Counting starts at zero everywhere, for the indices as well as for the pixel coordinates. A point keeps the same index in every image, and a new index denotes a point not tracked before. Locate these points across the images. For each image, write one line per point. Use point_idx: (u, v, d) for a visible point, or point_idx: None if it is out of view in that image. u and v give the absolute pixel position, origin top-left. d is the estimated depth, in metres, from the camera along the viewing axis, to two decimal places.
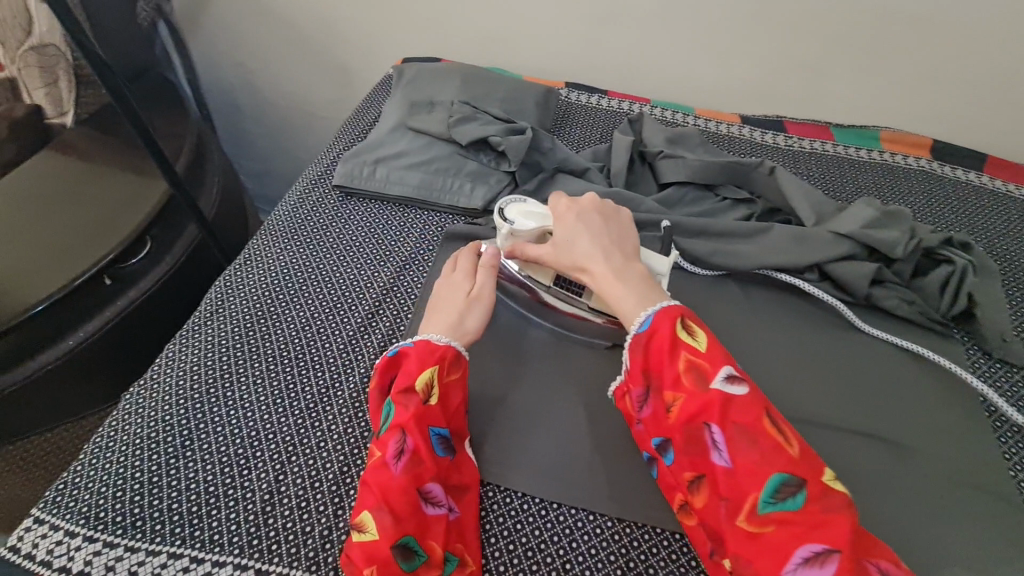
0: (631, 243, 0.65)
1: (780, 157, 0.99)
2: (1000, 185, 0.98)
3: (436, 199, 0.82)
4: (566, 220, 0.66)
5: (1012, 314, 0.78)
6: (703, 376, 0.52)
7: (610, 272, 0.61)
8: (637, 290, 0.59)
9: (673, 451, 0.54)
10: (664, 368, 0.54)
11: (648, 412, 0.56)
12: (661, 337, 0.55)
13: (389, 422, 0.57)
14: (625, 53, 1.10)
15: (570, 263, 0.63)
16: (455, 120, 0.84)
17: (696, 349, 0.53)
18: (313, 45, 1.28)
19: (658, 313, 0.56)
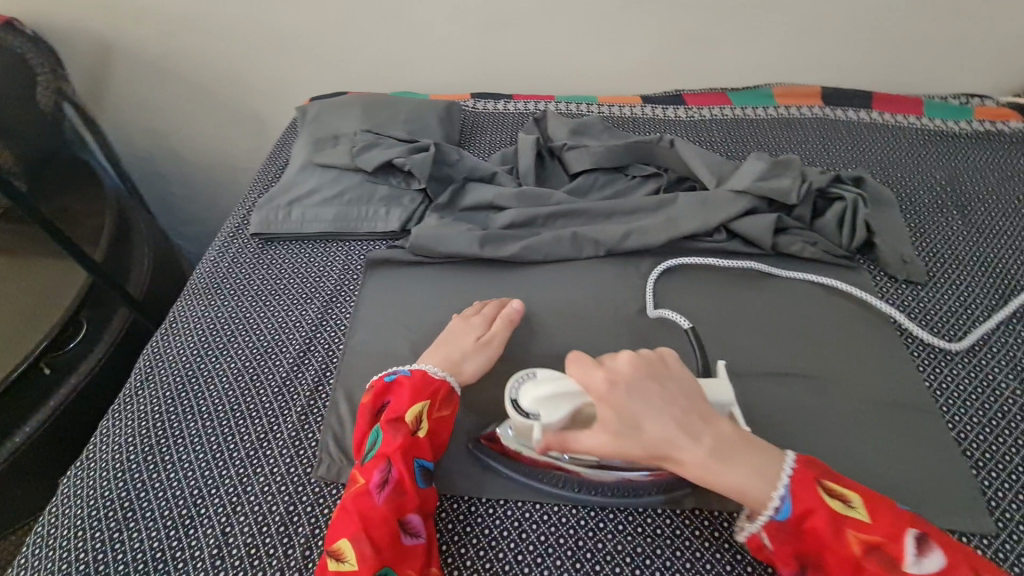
0: (697, 394, 0.56)
1: (683, 129, 1.03)
2: (890, 117, 1.03)
3: (354, 228, 0.83)
4: (619, 402, 0.53)
5: (913, 236, 0.83)
6: (889, 557, 0.47)
7: (706, 455, 0.52)
8: (748, 467, 0.51)
9: None
10: (830, 549, 0.49)
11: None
12: (820, 518, 0.49)
13: (374, 452, 0.58)
14: (523, 56, 1.13)
15: (650, 453, 0.53)
16: (359, 149, 0.86)
17: (862, 522, 0.49)
18: (225, 100, 1.29)
19: (800, 491, 0.50)
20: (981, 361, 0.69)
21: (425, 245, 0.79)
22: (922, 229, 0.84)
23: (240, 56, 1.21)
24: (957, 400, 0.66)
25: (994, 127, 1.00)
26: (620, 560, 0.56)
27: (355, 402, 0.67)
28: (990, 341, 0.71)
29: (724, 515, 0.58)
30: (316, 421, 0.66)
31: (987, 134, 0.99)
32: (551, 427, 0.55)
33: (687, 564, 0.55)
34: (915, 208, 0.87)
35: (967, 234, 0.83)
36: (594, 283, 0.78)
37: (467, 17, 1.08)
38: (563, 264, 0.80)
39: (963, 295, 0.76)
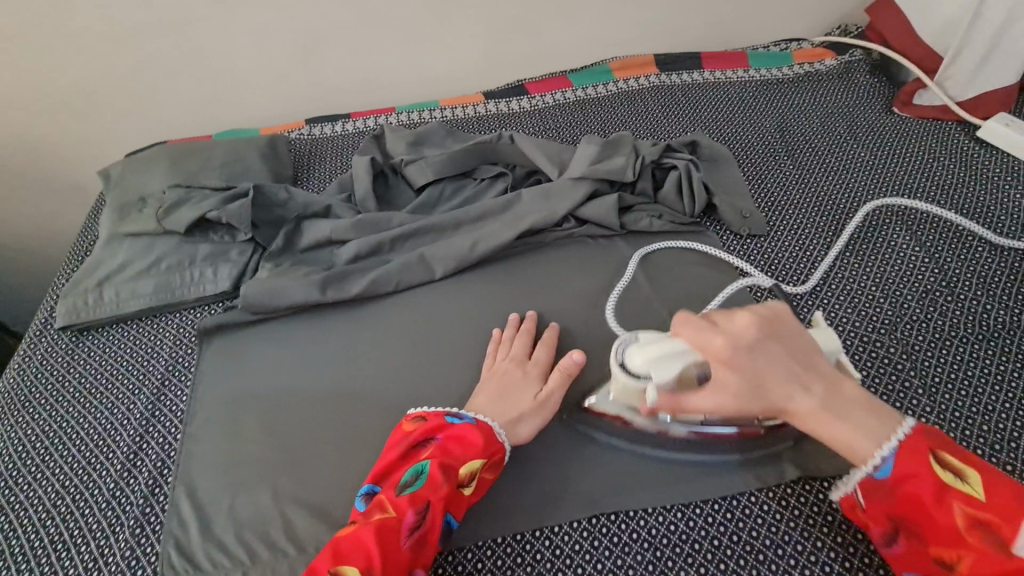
0: (809, 343, 0.50)
1: (527, 121, 1.00)
2: (719, 74, 1.06)
3: (179, 297, 0.74)
4: (737, 361, 0.47)
5: (751, 187, 0.85)
6: (997, 535, 0.41)
7: (824, 407, 0.47)
8: (864, 422, 0.46)
9: None
10: (929, 518, 0.44)
11: (903, 552, 0.46)
12: (922, 484, 0.44)
13: (414, 488, 0.52)
14: (353, 71, 1.07)
15: (762, 408, 0.48)
16: (165, 210, 0.77)
17: (972, 496, 0.43)
18: (29, 173, 1.12)
19: (904, 450, 0.45)
20: (822, 301, 0.71)
21: (259, 301, 0.72)
22: (759, 180, 0.86)
23: (37, 124, 1.06)
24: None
25: (812, 68, 1.05)
26: None
27: (198, 498, 0.60)
28: (828, 279, 0.73)
29: (602, 520, 0.56)
30: (151, 531, 0.58)
31: (807, 75, 1.04)
32: (662, 389, 0.51)
33: None
34: (753, 160, 0.89)
35: (799, 176, 0.86)
36: (451, 304, 0.74)
37: (280, 41, 1.00)
38: (416, 289, 0.76)
39: (800, 238, 0.78)
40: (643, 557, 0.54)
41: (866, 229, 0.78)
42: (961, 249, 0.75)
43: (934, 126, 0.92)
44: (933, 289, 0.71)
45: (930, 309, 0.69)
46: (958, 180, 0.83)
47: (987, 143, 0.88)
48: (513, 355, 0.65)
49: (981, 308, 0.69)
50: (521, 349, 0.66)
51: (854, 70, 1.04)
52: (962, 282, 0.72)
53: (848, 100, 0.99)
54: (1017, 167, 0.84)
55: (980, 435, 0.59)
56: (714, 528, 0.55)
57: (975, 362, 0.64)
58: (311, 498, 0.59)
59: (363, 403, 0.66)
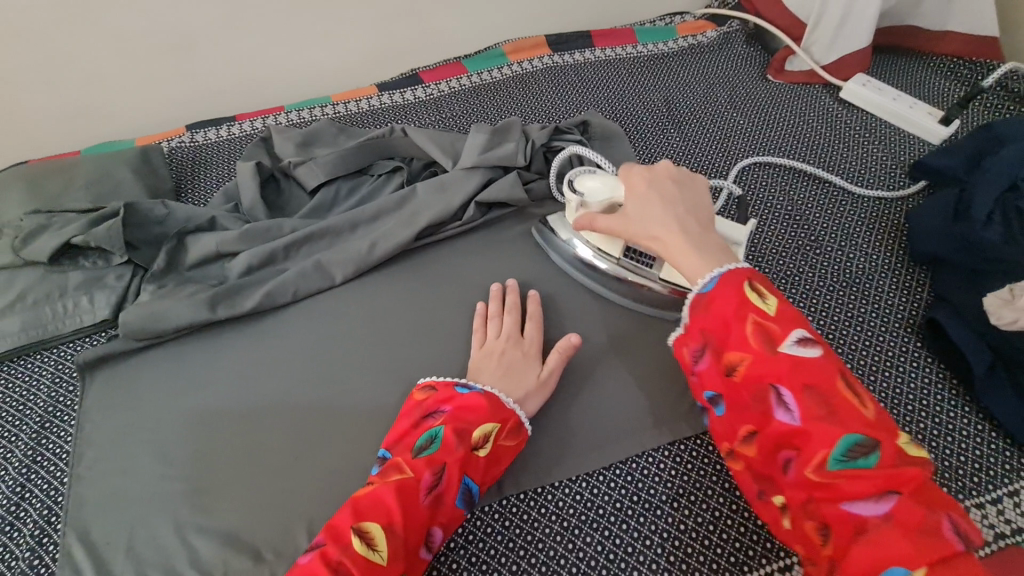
0: (710, 213, 0.59)
1: (423, 111, 0.99)
2: (610, 51, 1.08)
3: (53, 332, 0.69)
4: (641, 187, 0.60)
5: (643, 162, 0.89)
6: (773, 341, 0.48)
7: (685, 241, 0.55)
8: (710, 254, 0.54)
9: (726, 403, 0.51)
10: (730, 329, 0.49)
11: (706, 366, 0.52)
12: (728, 301, 0.50)
13: (433, 449, 0.54)
14: (234, 70, 1.01)
15: (641, 231, 0.58)
16: (24, 239, 0.71)
17: (766, 311, 0.49)
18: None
19: (724, 276, 0.51)
20: None
21: (144, 327, 0.68)
22: (650, 154, 0.90)
23: None
24: None
25: (695, 40, 1.09)
26: None
27: (93, 544, 0.56)
28: None
29: (512, 500, 0.59)
30: None
31: (689, 48, 1.08)
32: (590, 209, 0.65)
33: (483, 565, 0.56)
34: (642, 135, 0.93)
35: (685, 147, 0.91)
36: (355, 308, 0.73)
37: (145, 43, 0.93)
38: (317, 297, 0.74)
39: None
40: (551, 529, 0.57)
41: (747, 193, 0.83)
42: (828, 205, 0.81)
43: (804, 91, 0.99)
44: (804, 245, 0.77)
45: (800, 263, 0.75)
46: (825, 140, 0.90)
47: (850, 103, 0.95)
48: (508, 333, 0.66)
49: (845, 258, 0.75)
50: (514, 324, 0.67)
51: (731, 40, 1.09)
52: (827, 235, 0.78)
53: (728, 70, 1.04)
54: (873, 124, 0.91)
55: None
56: (615, 492, 0.59)
57: (839, 310, 0.70)
58: (215, 525, 0.57)
59: (266, 420, 0.64)
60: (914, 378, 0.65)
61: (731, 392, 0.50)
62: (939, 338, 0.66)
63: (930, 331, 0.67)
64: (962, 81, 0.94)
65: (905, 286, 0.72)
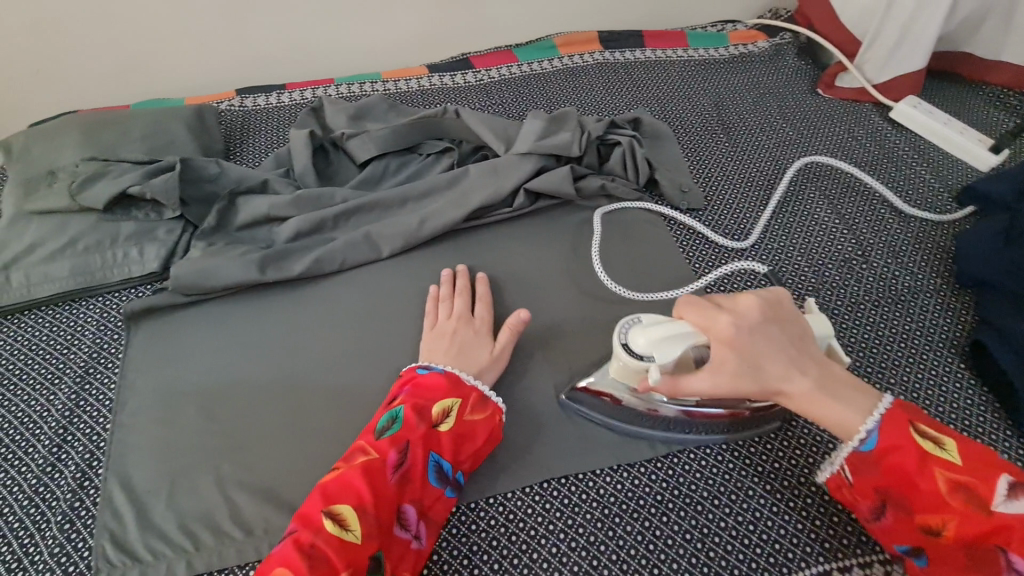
0: (809, 334, 0.54)
1: (473, 95, 0.99)
2: (661, 53, 1.08)
3: (101, 280, 0.69)
4: (737, 342, 0.51)
5: (691, 165, 0.89)
6: (975, 496, 0.45)
7: (821, 394, 0.51)
8: (851, 402, 0.51)
9: (924, 558, 0.48)
10: (916, 486, 0.48)
11: (889, 523, 0.50)
12: (906, 454, 0.48)
13: (394, 432, 0.55)
14: (287, 39, 1.02)
15: (760, 390, 0.52)
16: (79, 185, 0.71)
17: (952, 461, 0.47)
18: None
19: (886, 423, 0.50)
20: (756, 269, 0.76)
21: (193, 283, 0.68)
22: (698, 157, 0.90)
23: None
24: None
25: (746, 48, 1.09)
26: (458, 565, 0.55)
27: (135, 491, 0.56)
28: (757, 248, 0.78)
29: (553, 483, 0.59)
30: (83, 525, 0.55)
31: (740, 56, 1.08)
32: (665, 368, 0.53)
33: (523, 545, 0.56)
34: (691, 138, 0.93)
35: (734, 153, 0.91)
36: (399, 282, 0.73)
37: (204, 5, 0.93)
38: (363, 268, 0.74)
39: (737, 210, 0.83)
40: (592, 515, 0.57)
41: (795, 205, 0.83)
42: (875, 221, 0.81)
43: (853, 108, 0.99)
44: (852, 258, 0.77)
45: (846, 276, 0.75)
46: (874, 157, 0.90)
47: (899, 124, 0.96)
48: (458, 314, 0.67)
49: (891, 274, 0.76)
50: (464, 305, 0.68)
51: (782, 52, 1.09)
52: (874, 251, 0.78)
53: (778, 81, 1.04)
54: (922, 147, 0.92)
55: (888, 388, 0.65)
56: (655, 484, 0.59)
57: (884, 324, 0.71)
58: (256, 482, 0.57)
59: (308, 384, 0.64)
60: (959, 398, 0.65)
61: (930, 550, 0.48)
62: (985, 360, 0.67)
63: (975, 353, 0.67)
64: (1013, 112, 0.94)
65: (950, 307, 0.72)
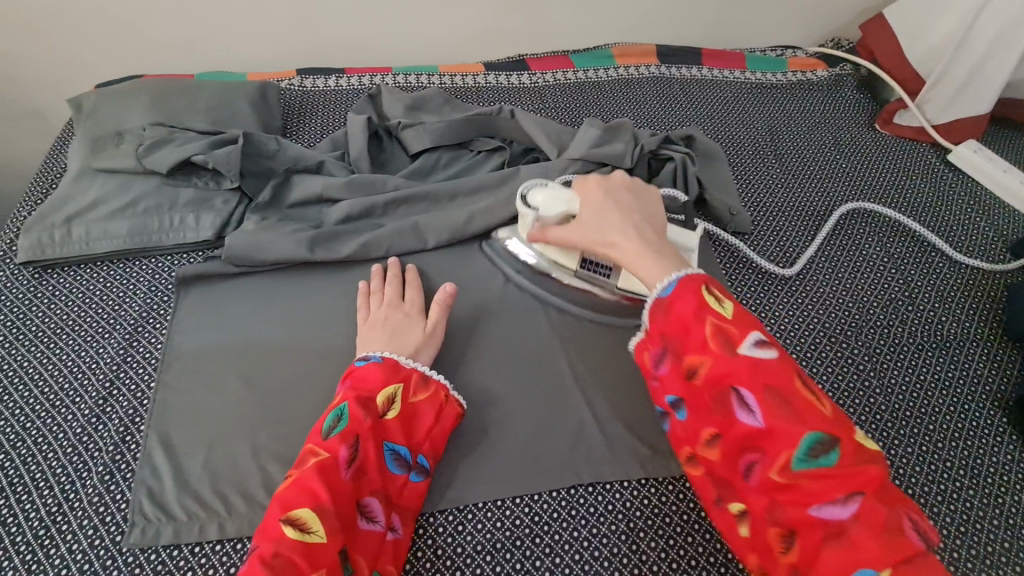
0: (662, 221, 0.62)
1: (527, 97, 1.00)
2: (718, 72, 1.07)
3: (156, 242, 0.71)
4: (596, 200, 0.61)
5: (741, 187, 0.88)
6: (731, 342, 0.47)
7: (642, 247, 0.56)
8: (667, 257, 0.55)
9: (685, 408, 0.50)
10: (689, 333, 0.49)
11: (666, 370, 0.51)
12: (687, 306, 0.50)
13: (339, 429, 0.53)
14: (350, 25, 1.03)
15: (597, 240, 0.59)
16: (146, 148, 0.74)
17: (722, 314, 0.49)
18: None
19: (682, 281, 0.51)
20: (799, 298, 0.75)
21: (245, 255, 0.70)
22: (748, 180, 0.89)
23: None
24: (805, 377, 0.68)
25: (804, 76, 1.08)
26: (480, 561, 0.54)
27: (174, 450, 0.58)
28: (802, 278, 0.78)
29: (580, 491, 0.58)
30: (122, 478, 0.57)
31: (798, 83, 1.07)
32: (542, 221, 0.65)
33: (545, 549, 0.55)
34: (742, 161, 0.92)
35: (784, 180, 0.90)
36: (443, 274, 0.74)
37: None
38: (407, 257, 0.75)
39: (782, 237, 0.82)
40: (617, 527, 0.56)
41: (843, 238, 0.83)
42: (924, 264, 0.80)
43: (910, 146, 0.97)
44: (897, 297, 0.76)
45: (890, 315, 0.74)
46: (927, 200, 0.88)
47: (956, 167, 0.94)
48: (388, 301, 0.66)
49: (937, 318, 0.74)
50: (392, 291, 0.67)
51: (842, 83, 1.08)
52: (922, 293, 0.77)
53: (834, 112, 1.02)
54: (979, 194, 0.90)
55: (925, 433, 0.64)
56: (683, 504, 0.58)
57: (924, 368, 0.69)
58: (290, 456, 0.58)
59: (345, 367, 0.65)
60: (998, 452, 0.63)
61: (691, 397, 0.49)
62: None
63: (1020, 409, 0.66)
64: None
65: (995, 358, 0.71)
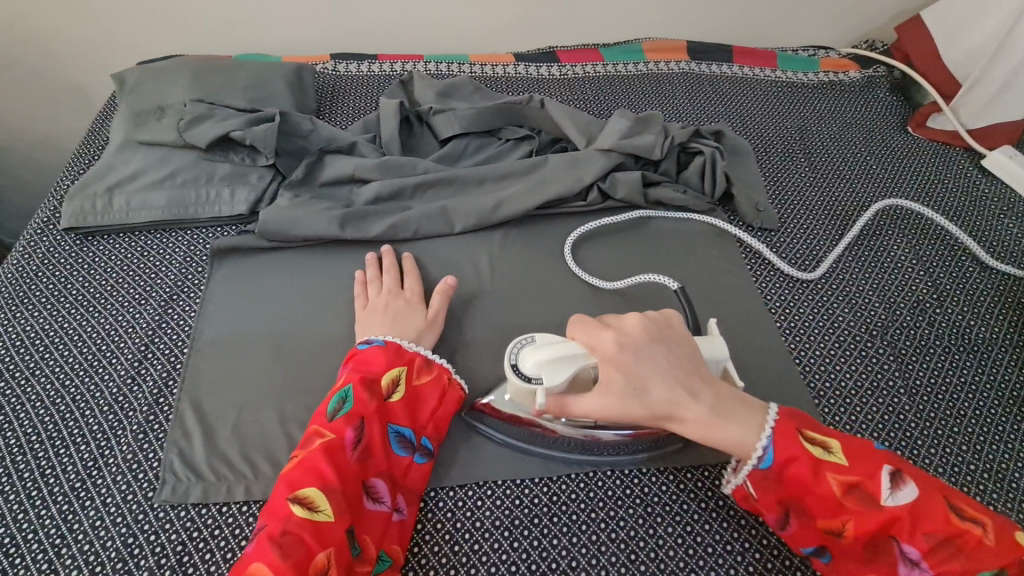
0: (697, 359, 0.53)
1: (556, 88, 1.00)
2: (748, 70, 1.07)
3: (193, 215, 0.73)
4: (618, 359, 0.51)
5: (769, 185, 0.88)
6: (866, 496, 0.46)
7: (708, 416, 0.50)
8: (741, 418, 0.51)
9: (830, 555, 0.49)
10: (812, 494, 0.48)
11: (795, 529, 0.50)
12: (803, 465, 0.48)
13: (345, 412, 0.54)
14: (384, 12, 1.05)
15: (646, 413, 0.51)
16: (187, 123, 0.76)
17: (840, 464, 0.48)
18: (14, 65, 1.03)
19: (778, 436, 0.49)
20: (826, 297, 0.75)
21: (278, 230, 0.71)
22: (776, 178, 0.89)
23: (35, 14, 0.97)
24: (827, 374, 0.68)
25: (836, 76, 1.07)
26: (497, 536, 0.55)
27: (205, 414, 0.60)
28: (829, 277, 0.77)
29: (598, 474, 0.59)
30: (155, 438, 0.58)
31: (830, 83, 1.06)
32: (554, 394, 0.52)
33: (563, 528, 0.55)
34: (770, 158, 0.92)
35: (813, 179, 0.89)
36: (469, 258, 0.75)
37: None
38: (434, 240, 0.76)
39: (808, 236, 0.82)
40: (634, 511, 0.56)
41: (872, 239, 0.82)
42: (955, 268, 0.79)
43: (943, 150, 0.96)
44: (926, 300, 0.75)
45: (918, 318, 0.73)
46: (958, 204, 0.87)
47: (990, 173, 0.92)
48: (388, 290, 0.67)
49: (967, 323, 0.73)
50: (391, 279, 0.68)
51: (874, 85, 1.06)
52: (951, 297, 0.76)
53: (866, 113, 1.01)
54: (1013, 200, 0.88)
55: (950, 437, 0.63)
56: (702, 492, 0.58)
57: (955, 372, 0.69)
58: None
59: None
60: None
61: (833, 547, 0.48)
62: None
63: None
64: None
65: None
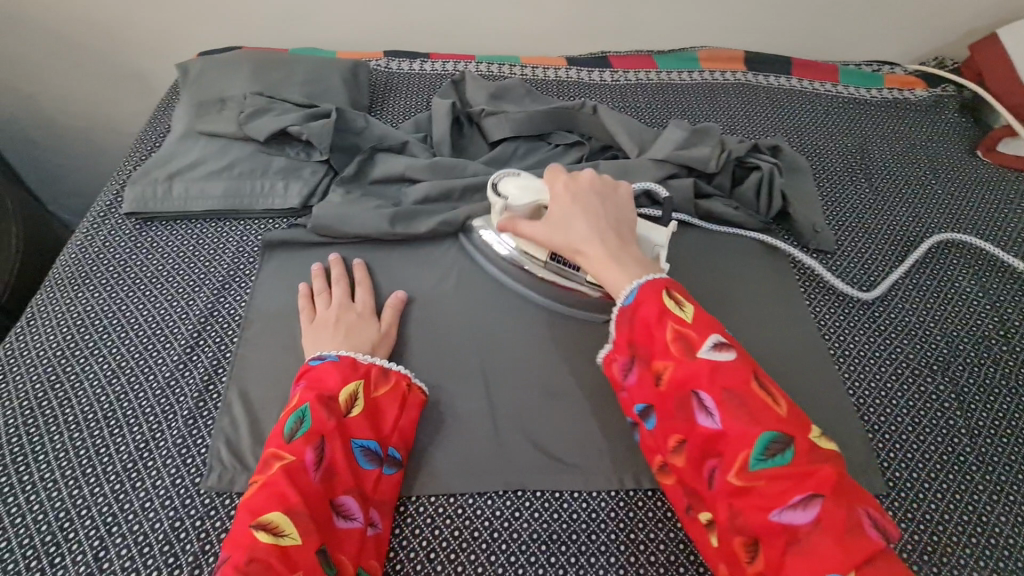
0: (630, 223, 0.61)
1: (608, 95, 0.99)
2: (808, 83, 1.03)
3: (247, 206, 0.75)
4: (564, 198, 0.60)
5: (826, 205, 0.85)
6: (690, 345, 0.50)
7: (608, 256, 0.57)
8: (634, 268, 0.56)
9: (653, 415, 0.52)
10: (654, 340, 0.52)
11: (633, 380, 0.53)
12: (649, 312, 0.52)
13: (300, 432, 0.53)
14: (439, 11, 1.05)
15: (564, 244, 0.59)
16: (246, 115, 0.77)
17: (683, 319, 0.51)
18: (85, 51, 1.07)
19: (644, 286, 0.54)
20: (882, 326, 0.72)
21: (329, 225, 0.72)
22: (833, 198, 0.86)
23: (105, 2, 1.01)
24: (882, 407, 0.65)
25: (901, 94, 1.03)
26: (534, 549, 0.54)
27: (252, 403, 0.61)
28: (886, 304, 0.74)
29: (639, 494, 0.57)
30: (204, 424, 0.60)
31: (894, 101, 1.02)
32: (513, 211, 0.63)
33: (602, 547, 0.54)
34: (828, 177, 0.89)
35: (874, 201, 0.86)
36: None
37: None
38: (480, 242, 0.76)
39: (866, 260, 0.78)
40: (675, 536, 0.55)
41: (934, 268, 0.78)
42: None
43: (1016, 176, 0.91)
44: (991, 337, 0.72)
45: (981, 354, 0.70)
46: None
47: None
48: (337, 301, 0.66)
49: None
50: (341, 289, 0.67)
51: (943, 104, 1.02)
52: (1018, 335, 0.72)
53: (932, 134, 0.97)
54: None
55: (1014, 483, 0.60)
56: None
57: (1017, 413, 0.65)
58: None
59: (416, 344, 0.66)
60: None
61: (657, 404, 0.51)
62: None
63: None
64: None
65: None
